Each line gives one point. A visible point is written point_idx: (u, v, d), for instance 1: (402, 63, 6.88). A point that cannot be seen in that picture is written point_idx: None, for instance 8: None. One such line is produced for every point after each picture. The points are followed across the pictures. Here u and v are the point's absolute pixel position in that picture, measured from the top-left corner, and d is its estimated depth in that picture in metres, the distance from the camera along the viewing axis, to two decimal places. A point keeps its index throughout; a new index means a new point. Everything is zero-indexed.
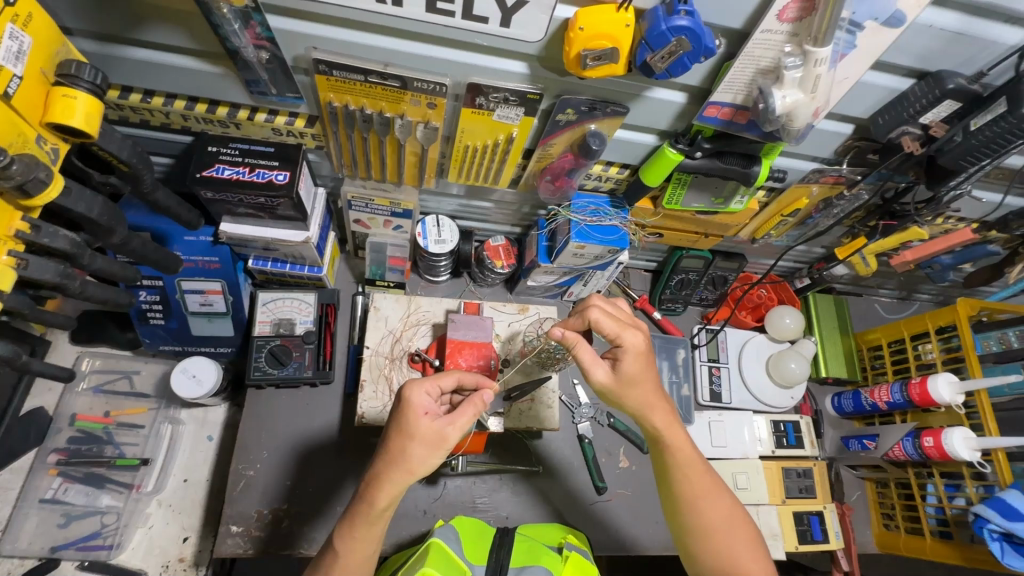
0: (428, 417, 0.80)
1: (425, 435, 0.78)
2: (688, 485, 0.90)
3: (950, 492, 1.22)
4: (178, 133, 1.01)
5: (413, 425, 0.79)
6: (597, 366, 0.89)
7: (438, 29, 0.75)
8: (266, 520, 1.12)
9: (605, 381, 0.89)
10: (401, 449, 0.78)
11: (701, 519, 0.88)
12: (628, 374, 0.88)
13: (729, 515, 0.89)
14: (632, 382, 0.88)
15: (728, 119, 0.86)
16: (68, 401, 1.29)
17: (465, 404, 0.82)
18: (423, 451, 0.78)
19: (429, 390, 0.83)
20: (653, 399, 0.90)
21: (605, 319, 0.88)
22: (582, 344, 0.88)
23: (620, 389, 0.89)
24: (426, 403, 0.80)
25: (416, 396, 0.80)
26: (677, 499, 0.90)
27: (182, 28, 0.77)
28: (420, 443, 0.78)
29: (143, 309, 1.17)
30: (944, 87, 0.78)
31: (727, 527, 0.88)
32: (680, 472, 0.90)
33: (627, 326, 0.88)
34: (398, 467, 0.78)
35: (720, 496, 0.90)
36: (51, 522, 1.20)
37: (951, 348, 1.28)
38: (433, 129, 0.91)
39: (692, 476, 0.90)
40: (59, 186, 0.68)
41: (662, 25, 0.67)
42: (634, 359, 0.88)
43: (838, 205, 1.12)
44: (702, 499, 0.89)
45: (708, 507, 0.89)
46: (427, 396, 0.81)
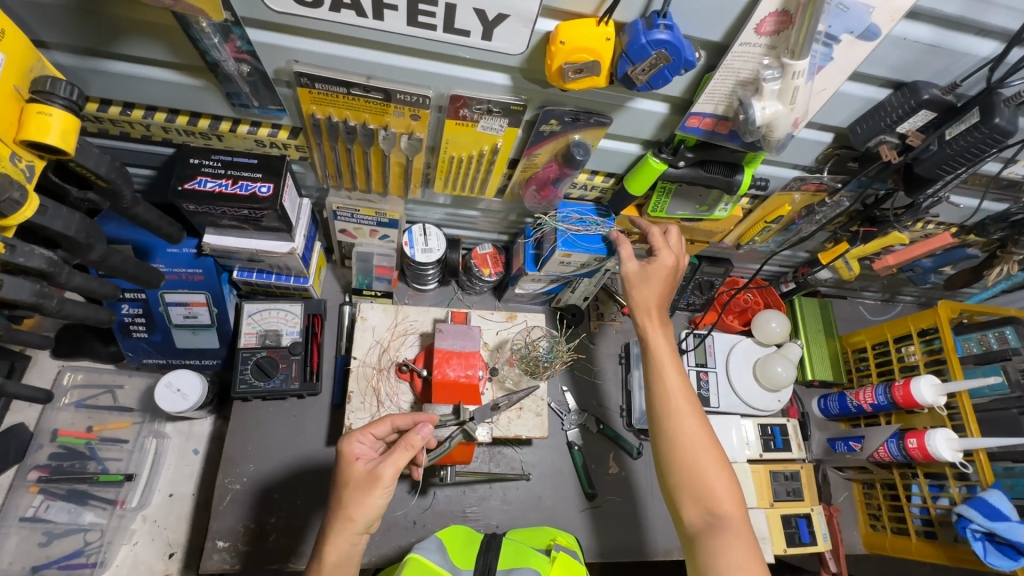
0: (360, 461, 0.83)
1: (357, 479, 0.81)
2: (662, 394, 0.94)
3: (934, 493, 1.23)
4: (158, 145, 0.99)
5: (347, 472, 0.82)
6: (631, 258, 1.02)
7: (418, 42, 0.75)
8: (253, 534, 1.10)
9: (627, 274, 1.01)
10: (336, 495, 0.81)
11: (674, 428, 0.91)
12: (648, 273, 1.00)
13: (702, 433, 0.91)
14: (647, 285, 1.00)
15: (710, 129, 0.86)
16: (48, 416, 1.26)
17: (398, 442, 0.82)
18: (356, 494, 0.80)
19: (365, 440, 0.87)
20: (659, 305, 1.00)
21: (657, 233, 1.02)
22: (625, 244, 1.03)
23: (635, 283, 1.01)
24: (359, 450, 0.85)
25: (346, 447, 0.85)
26: (655, 404, 0.94)
27: (160, 41, 0.76)
28: (351, 487, 0.81)
29: (125, 323, 1.16)
30: (919, 97, 0.79)
31: (695, 440, 0.90)
32: (656, 373, 0.96)
33: (667, 246, 1.01)
34: (337, 513, 0.80)
35: (692, 408, 0.92)
36: (32, 541, 1.17)
37: (933, 349, 1.29)
38: (417, 140, 0.92)
39: (668, 382, 0.94)
40: (34, 205, 0.67)
41: (642, 39, 0.68)
42: (659, 269, 1.00)
43: (820, 212, 1.14)
44: (673, 402, 0.92)
45: (680, 419, 0.91)
46: (359, 446, 0.85)
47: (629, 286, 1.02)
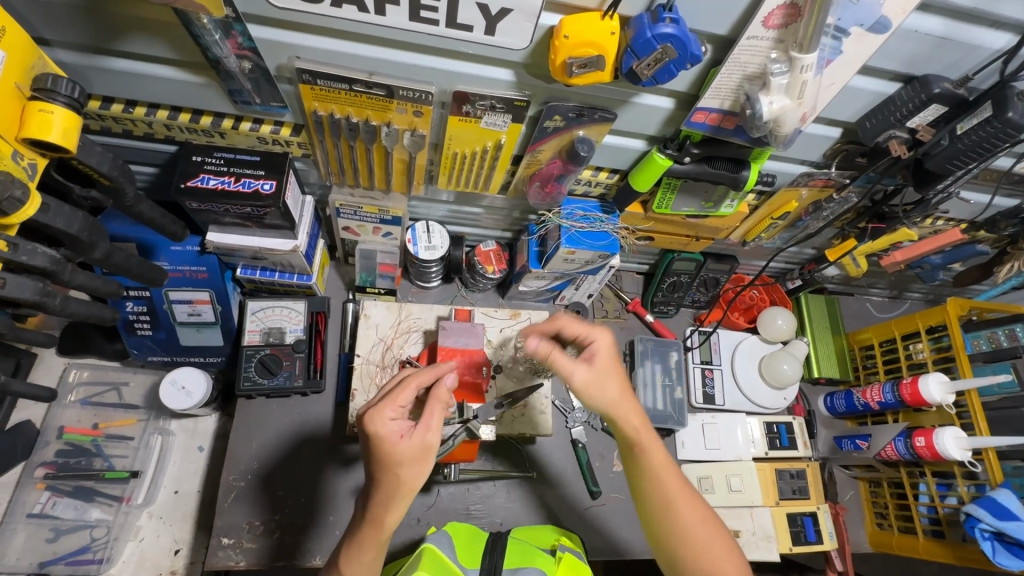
0: (405, 438, 0.78)
1: (410, 456, 0.77)
2: (659, 492, 0.85)
3: (942, 491, 1.22)
4: (161, 143, 0.99)
5: (395, 453, 0.77)
6: (574, 368, 0.87)
7: (422, 37, 0.74)
8: (258, 531, 1.11)
9: (583, 379, 0.87)
10: (391, 476, 0.77)
11: (675, 524, 0.84)
12: (600, 369, 0.87)
13: (704, 516, 0.85)
14: (609, 377, 0.87)
15: (716, 124, 0.85)
16: (55, 414, 1.27)
17: (433, 404, 0.80)
18: (413, 468, 0.77)
19: (394, 414, 0.80)
20: (627, 391, 0.88)
21: (575, 322, 0.91)
22: (558, 351, 0.88)
23: (595, 385, 0.86)
24: (396, 427, 0.78)
25: (384, 427, 0.78)
26: (652, 504, 0.86)
27: (161, 38, 0.76)
28: (406, 463, 0.77)
29: (130, 320, 1.16)
30: (930, 91, 0.78)
31: (700, 529, 0.84)
32: (652, 475, 0.86)
33: (596, 326, 0.91)
34: (397, 489, 0.78)
35: (693, 501, 0.85)
36: (40, 537, 1.18)
37: (941, 347, 1.28)
38: (419, 137, 0.91)
39: (664, 480, 0.85)
40: (37, 203, 0.67)
41: (647, 33, 0.67)
42: (607, 353, 0.89)
43: (827, 208, 1.12)
44: (674, 501, 0.84)
45: (682, 512, 0.84)
46: (393, 421, 0.79)
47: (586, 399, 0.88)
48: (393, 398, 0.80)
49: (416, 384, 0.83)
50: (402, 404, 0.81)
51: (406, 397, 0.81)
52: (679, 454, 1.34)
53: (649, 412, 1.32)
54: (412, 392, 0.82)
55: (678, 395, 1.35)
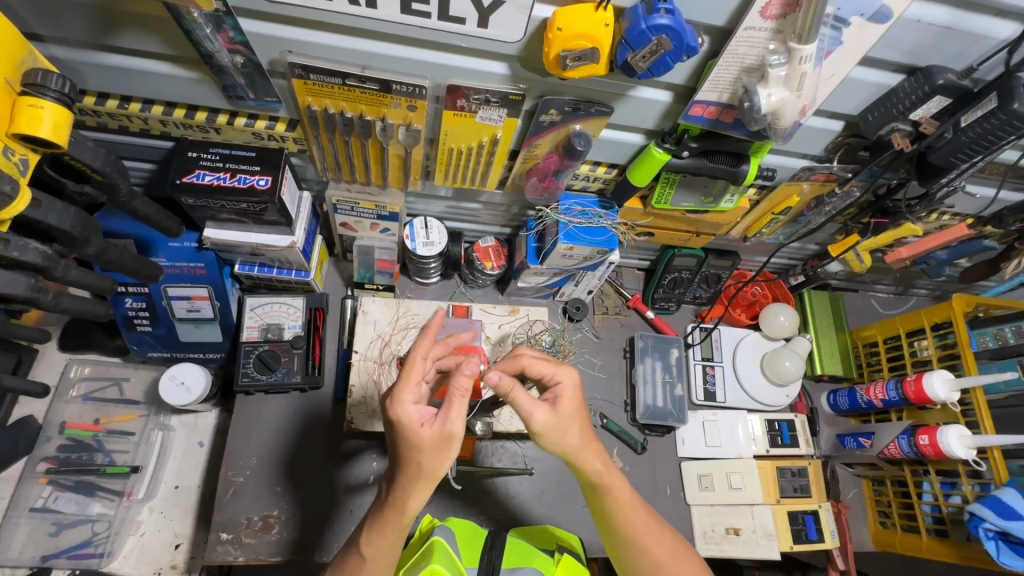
0: (426, 425, 0.74)
1: (430, 445, 0.74)
2: (629, 528, 0.87)
3: (946, 490, 1.21)
4: (157, 139, 0.99)
5: (416, 439, 0.74)
6: (537, 410, 0.80)
7: (415, 30, 0.74)
8: (257, 526, 1.11)
9: (543, 422, 0.81)
10: (412, 464, 0.75)
11: (645, 555, 0.87)
12: (563, 413, 0.82)
13: (674, 546, 0.89)
14: (570, 422, 0.82)
15: (714, 118, 0.84)
16: (56, 409, 1.28)
17: (452, 393, 0.75)
18: (434, 457, 0.74)
19: (415, 398, 0.76)
20: (591, 437, 0.84)
21: (540, 361, 0.85)
22: (519, 388, 0.80)
23: (557, 430, 0.81)
24: (418, 415, 0.74)
25: (403, 413, 0.74)
26: (623, 543, 0.88)
27: (154, 33, 0.75)
28: (427, 452, 0.74)
29: (129, 316, 1.17)
30: (934, 83, 0.76)
31: (672, 561, 0.87)
32: (621, 516, 0.87)
33: (561, 365, 0.85)
34: (419, 476, 0.75)
35: (662, 532, 0.89)
36: (42, 531, 1.20)
37: (946, 344, 1.26)
38: (414, 132, 0.90)
39: (633, 517, 0.87)
40: (27, 198, 0.67)
41: (642, 24, 0.66)
42: (571, 397, 0.84)
43: (830, 203, 1.11)
44: (645, 536, 0.87)
45: (653, 544, 0.87)
46: (415, 409, 0.75)
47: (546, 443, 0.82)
48: (413, 380, 0.76)
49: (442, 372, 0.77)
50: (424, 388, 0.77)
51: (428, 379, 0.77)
52: (680, 451, 1.33)
53: (648, 409, 1.32)
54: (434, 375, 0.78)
55: (678, 392, 1.34)
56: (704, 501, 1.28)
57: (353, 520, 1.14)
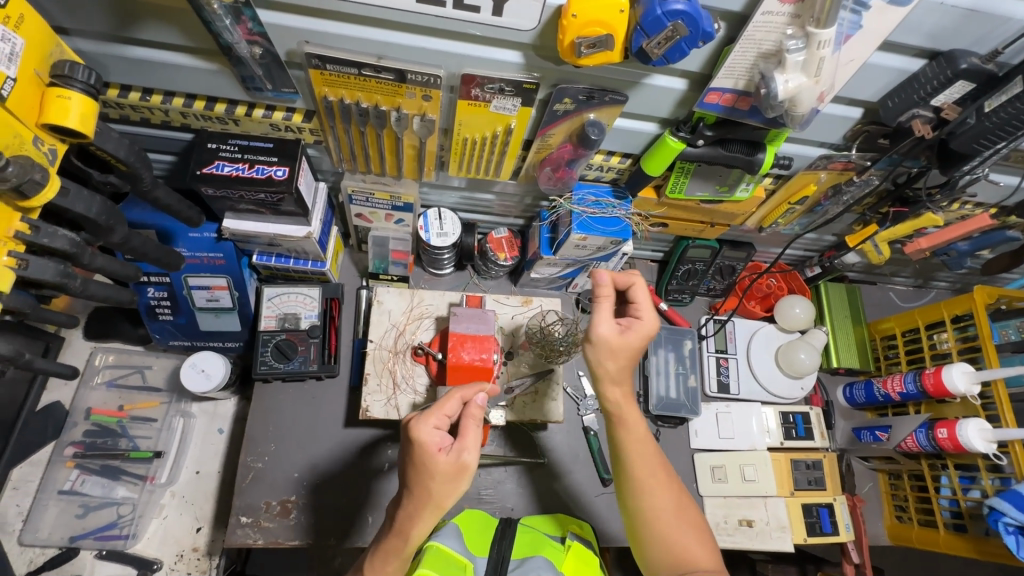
0: (443, 452, 0.76)
1: (445, 473, 0.76)
2: (637, 470, 0.90)
3: (965, 484, 1.19)
4: (178, 130, 1.01)
5: (432, 465, 0.76)
6: (604, 319, 0.88)
7: (430, 19, 0.74)
8: (275, 510, 1.14)
9: (604, 336, 0.88)
10: (422, 490, 0.76)
11: (647, 502, 0.89)
12: (626, 337, 0.88)
13: (678, 504, 0.89)
14: (623, 350, 0.88)
15: (730, 105, 0.83)
16: (82, 395, 1.32)
17: (467, 421, 0.79)
18: (444, 485, 0.76)
19: (437, 423, 0.79)
20: (627, 374, 0.91)
21: (642, 290, 0.92)
22: (608, 300, 0.89)
23: (608, 349, 0.88)
24: (436, 439, 0.77)
25: (425, 436, 0.76)
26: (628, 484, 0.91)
27: (174, 24, 0.77)
28: (439, 480, 0.76)
29: (152, 305, 1.20)
30: (956, 67, 0.75)
31: (672, 512, 0.88)
32: (631, 455, 0.90)
33: (651, 309, 0.92)
34: (426, 504, 0.77)
35: (669, 488, 0.90)
36: (71, 512, 1.24)
37: (967, 336, 1.24)
38: (429, 122, 0.91)
39: (641, 463, 0.90)
40: (55, 186, 0.69)
41: (657, 10, 0.65)
42: (639, 335, 0.89)
43: (848, 191, 1.09)
44: (651, 485, 0.89)
45: (653, 494, 0.89)
46: (435, 431, 0.77)
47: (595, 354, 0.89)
48: (439, 407, 0.80)
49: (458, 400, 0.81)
50: (447, 415, 0.80)
51: (452, 408, 0.81)
52: (693, 443, 1.33)
53: (661, 400, 1.32)
54: (454, 404, 0.81)
55: (692, 383, 1.34)
56: (717, 492, 1.28)
57: (369, 506, 1.16)
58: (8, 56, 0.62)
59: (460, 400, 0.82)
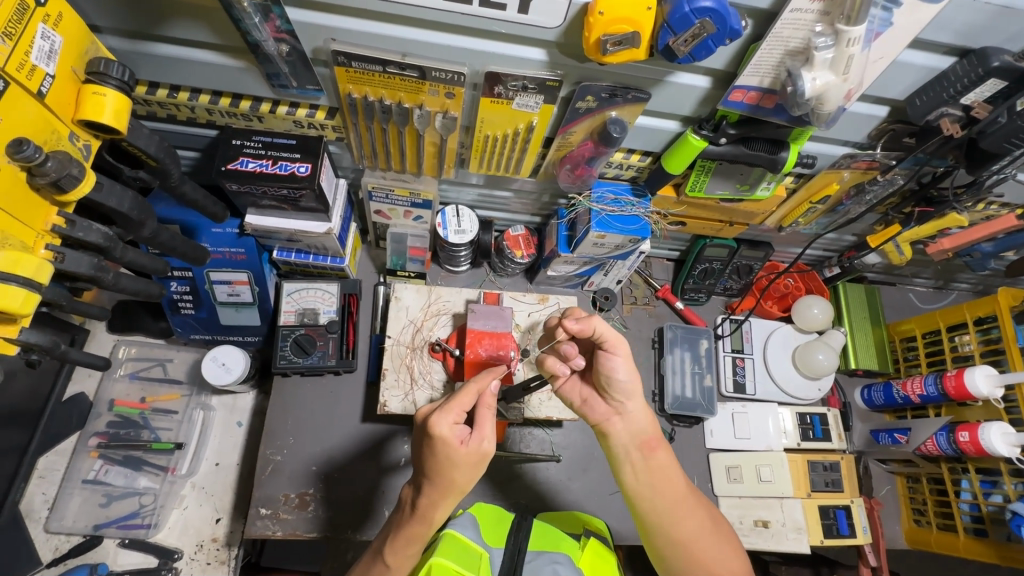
0: (464, 444, 0.77)
1: (468, 461, 0.77)
2: (668, 493, 0.90)
3: (986, 489, 1.18)
4: (203, 127, 1.03)
5: (454, 457, 0.76)
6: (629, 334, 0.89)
7: (457, 17, 0.74)
8: (293, 503, 1.15)
9: (627, 349, 0.89)
10: (445, 480, 0.77)
11: (677, 525, 0.88)
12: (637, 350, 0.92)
13: (706, 523, 0.90)
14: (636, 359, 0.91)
15: (755, 103, 0.83)
16: (106, 387, 1.35)
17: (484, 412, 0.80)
18: (467, 472, 0.77)
19: (455, 418, 0.79)
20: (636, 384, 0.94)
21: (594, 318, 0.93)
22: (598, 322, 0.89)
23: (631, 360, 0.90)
24: (458, 433, 0.77)
25: (446, 431, 0.76)
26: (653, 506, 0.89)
27: (204, 23, 0.78)
28: (462, 468, 0.77)
29: (174, 299, 1.21)
30: (988, 65, 0.74)
31: (704, 536, 0.88)
32: (658, 484, 0.90)
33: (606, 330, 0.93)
34: (448, 491, 0.78)
35: (696, 502, 0.91)
36: (94, 501, 1.27)
37: (990, 339, 1.22)
38: (451, 119, 0.92)
39: (672, 485, 0.90)
40: (91, 181, 0.70)
41: (685, 8, 0.65)
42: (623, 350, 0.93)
43: (871, 191, 1.08)
44: (683, 506, 0.89)
45: (685, 514, 0.89)
46: (455, 426, 0.78)
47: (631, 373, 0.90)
48: (456, 401, 0.80)
49: (473, 392, 0.81)
50: (464, 409, 0.80)
51: (468, 401, 0.80)
52: (708, 443, 1.33)
53: (677, 400, 1.32)
54: (472, 398, 0.81)
55: (707, 383, 1.34)
56: (732, 493, 1.28)
57: (385, 500, 1.17)
58: (47, 54, 0.64)
59: (474, 393, 0.82)
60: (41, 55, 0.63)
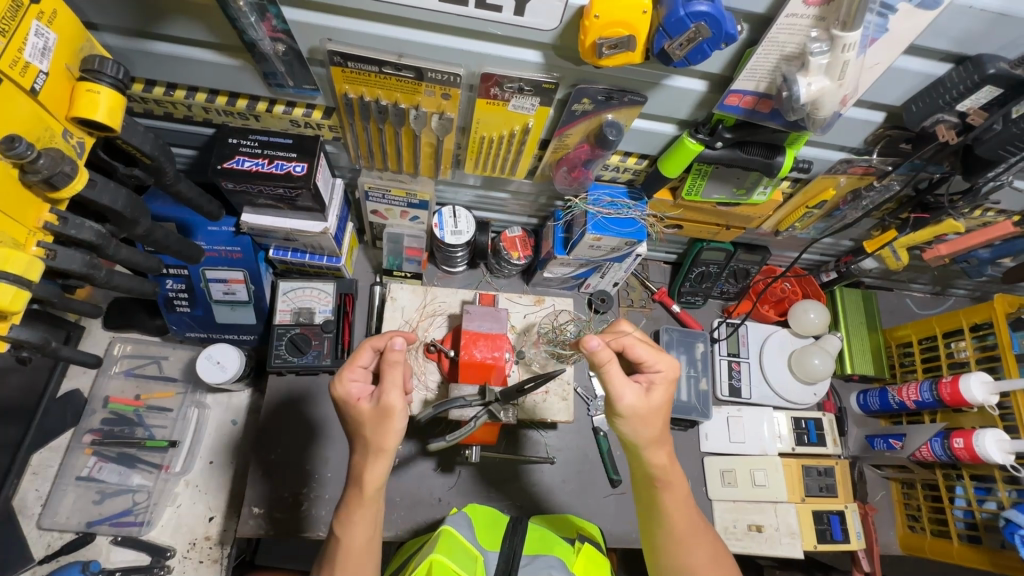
0: (362, 401, 0.82)
1: (369, 417, 0.80)
2: (675, 527, 0.88)
3: (980, 496, 1.17)
4: (200, 125, 1.03)
5: (357, 414, 0.82)
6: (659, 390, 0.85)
7: (454, 18, 0.74)
8: (286, 502, 1.15)
9: (630, 405, 0.83)
10: (361, 437, 0.82)
11: (680, 558, 0.87)
12: (653, 404, 0.84)
13: (712, 550, 0.88)
14: (655, 412, 0.85)
15: (751, 108, 0.83)
16: (101, 383, 1.34)
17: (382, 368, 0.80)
18: (376, 428, 0.80)
19: (357, 376, 0.84)
20: (665, 431, 0.88)
21: (642, 344, 0.86)
22: (615, 364, 0.82)
23: (643, 417, 0.84)
24: (355, 390, 0.83)
25: (344, 390, 0.83)
26: (663, 536, 0.89)
27: (199, 20, 0.78)
28: (368, 425, 0.81)
29: (169, 297, 1.21)
30: (984, 72, 0.73)
31: (708, 563, 0.87)
32: (672, 514, 0.88)
33: (662, 352, 0.87)
34: (367, 449, 0.81)
35: (704, 535, 0.89)
36: (87, 498, 1.27)
37: (986, 346, 1.22)
38: (447, 120, 0.92)
39: (680, 517, 0.88)
40: (84, 179, 0.71)
41: (680, 12, 0.65)
42: (665, 387, 0.86)
43: (867, 197, 1.08)
44: (691, 538, 0.88)
45: (693, 549, 0.87)
46: (354, 383, 0.83)
47: (636, 423, 0.85)
48: (354, 361, 0.85)
49: (369, 347, 0.85)
50: (363, 366, 0.85)
51: (365, 358, 0.85)
52: (702, 446, 1.32)
53: (672, 403, 1.31)
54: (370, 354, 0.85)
55: (703, 387, 1.34)
56: (727, 497, 1.27)
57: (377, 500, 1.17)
58: (41, 51, 0.64)
59: (372, 349, 0.86)
60: (35, 52, 0.63)
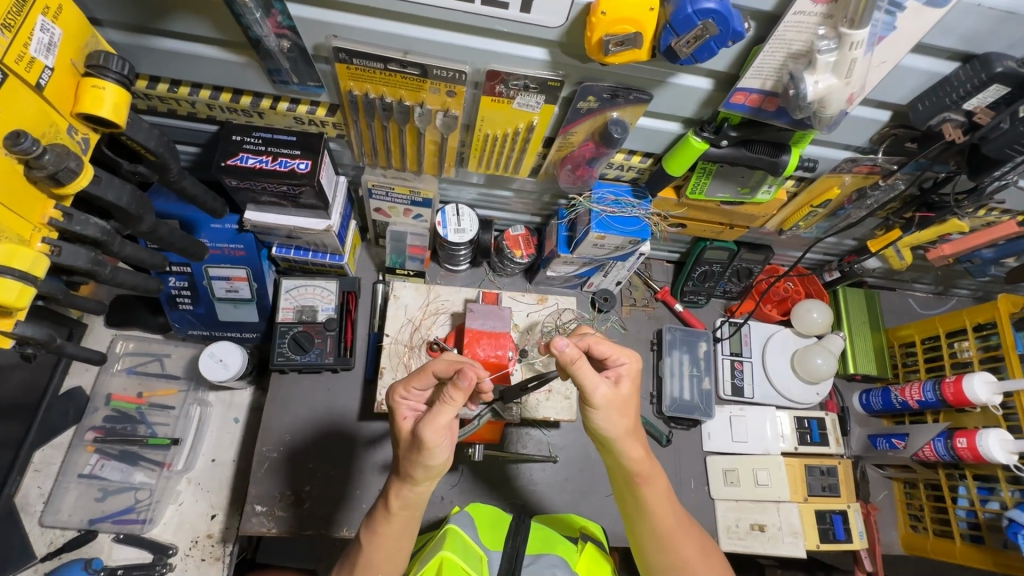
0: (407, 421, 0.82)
1: (408, 439, 0.80)
2: (660, 526, 0.89)
3: (983, 496, 1.17)
4: (203, 122, 1.02)
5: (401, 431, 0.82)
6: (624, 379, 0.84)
7: (459, 15, 0.74)
8: (289, 500, 1.15)
9: (604, 397, 0.81)
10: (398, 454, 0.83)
11: (672, 556, 0.89)
12: (622, 394, 0.83)
13: (702, 546, 0.92)
14: (624, 403, 0.83)
15: (757, 106, 0.83)
16: (103, 381, 1.34)
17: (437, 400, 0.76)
18: (409, 454, 0.79)
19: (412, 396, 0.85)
20: (636, 422, 0.86)
21: (604, 343, 0.84)
22: (584, 361, 0.79)
23: (615, 407, 0.82)
24: (406, 408, 0.84)
25: (396, 406, 0.84)
26: (647, 535, 0.90)
27: (204, 17, 0.78)
28: (406, 446, 0.80)
29: (172, 295, 1.21)
30: (992, 70, 0.73)
31: (699, 559, 0.90)
32: (655, 513, 0.88)
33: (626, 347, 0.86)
34: (400, 470, 0.81)
35: (691, 532, 0.92)
36: (90, 496, 1.27)
37: (989, 346, 1.22)
38: (452, 117, 0.91)
39: (663, 518, 0.89)
40: (90, 175, 0.71)
41: (688, 9, 0.65)
42: (632, 380, 0.85)
43: (872, 196, 1.08)
44: (676, 537, 0.89)
45: (681, 547, 0.89)
46: (406, 401, 0.84)
47: (610, 414, 0.82)
48: (412, 380, 0.84)
49: (431, 372, 0.82)
50: (421, 387, 0.84)
51: (424, 380, 0.83)
52: (705, 446, 1.32)
53: (675, 402, 1.31)
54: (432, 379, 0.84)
55: (706, 386, 1.34)
56: (729, 496, 1.27)
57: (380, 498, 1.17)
58: (46, 46, 0.64)
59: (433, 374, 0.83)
60: (40, 46, 0.63)
